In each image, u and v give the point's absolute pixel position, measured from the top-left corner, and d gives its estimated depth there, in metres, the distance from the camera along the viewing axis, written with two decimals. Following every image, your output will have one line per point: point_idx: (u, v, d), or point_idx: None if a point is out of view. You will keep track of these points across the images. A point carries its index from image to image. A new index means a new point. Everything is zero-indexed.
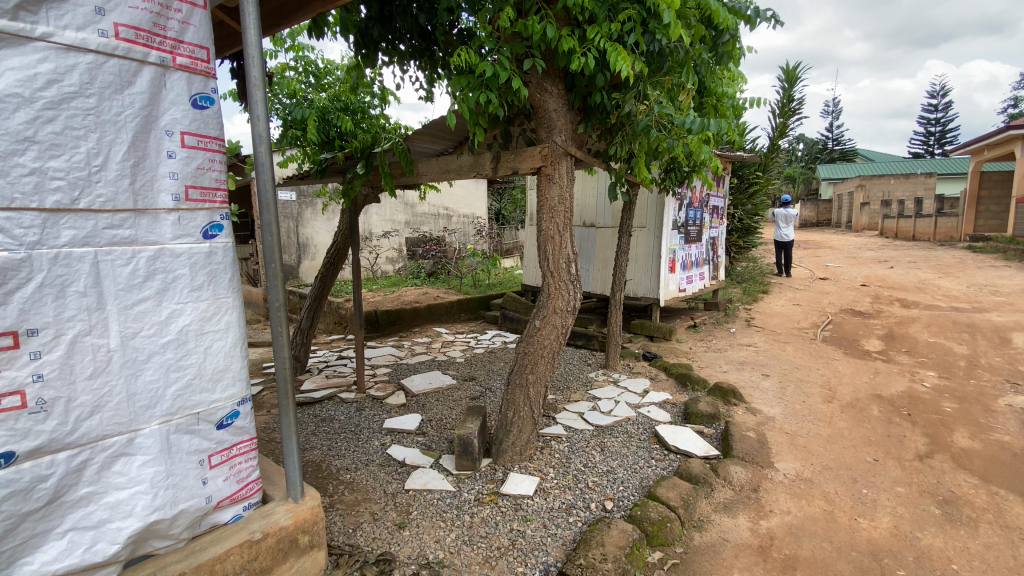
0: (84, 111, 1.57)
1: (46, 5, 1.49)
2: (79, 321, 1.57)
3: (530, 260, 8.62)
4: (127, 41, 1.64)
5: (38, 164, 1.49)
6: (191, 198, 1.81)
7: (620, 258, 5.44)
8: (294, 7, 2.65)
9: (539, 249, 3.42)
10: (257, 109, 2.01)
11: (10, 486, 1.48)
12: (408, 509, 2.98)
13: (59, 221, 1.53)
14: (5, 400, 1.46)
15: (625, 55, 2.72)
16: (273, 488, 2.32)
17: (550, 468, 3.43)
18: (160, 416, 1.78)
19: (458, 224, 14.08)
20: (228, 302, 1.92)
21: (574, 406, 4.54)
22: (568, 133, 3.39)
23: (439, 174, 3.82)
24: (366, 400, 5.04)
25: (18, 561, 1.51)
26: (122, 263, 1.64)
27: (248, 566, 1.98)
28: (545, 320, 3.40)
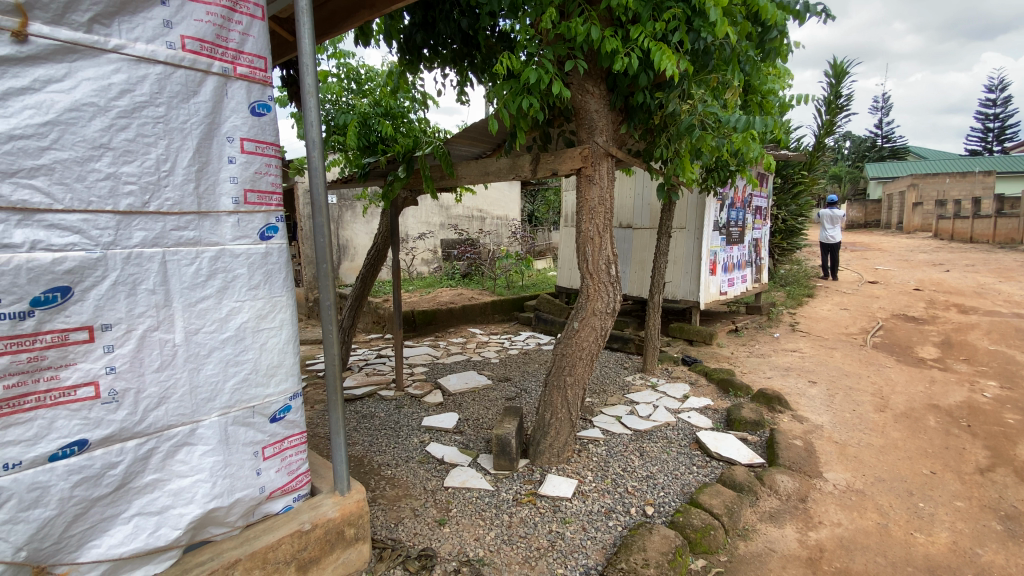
0: (154, 119, 1.67)
1: (118, 19, 1.59)
2: (148, 317, 1.67)
3: (564, 261, 8.57)
4: (192, 52, 1.74)
5: (111, 169, 1.59)
6: (249, 201, 1.90)
7: (658, 260, 5.36)
8: (344, 15, 2.73)
9: (578, 251, 3.40)
10: (311, 115, 2.09)
11: (83, 472, 1.58)
12: (448, 507, 3.02)
13: (131, 222, 1.63)
14: (81, 390, 1.56)
15: (670, 54, 2.68)
16: (320, 481, 2.40)
17: (588, 471, 3.40)
18: (220, 409, 1.87)
19: (492, 226, 14.19)
20: (282, 301, 2.01)
21: (611, 409, 4.50)
22: (610, 134, 3.36)
23: (478, 176, 3.84)
24: (404, 398, 5.13)
25: (88, 543, 1.61)
26: (187, 262, 1.74)
27: (298, 555, 2.06)
28: (583, 322, 3.39)
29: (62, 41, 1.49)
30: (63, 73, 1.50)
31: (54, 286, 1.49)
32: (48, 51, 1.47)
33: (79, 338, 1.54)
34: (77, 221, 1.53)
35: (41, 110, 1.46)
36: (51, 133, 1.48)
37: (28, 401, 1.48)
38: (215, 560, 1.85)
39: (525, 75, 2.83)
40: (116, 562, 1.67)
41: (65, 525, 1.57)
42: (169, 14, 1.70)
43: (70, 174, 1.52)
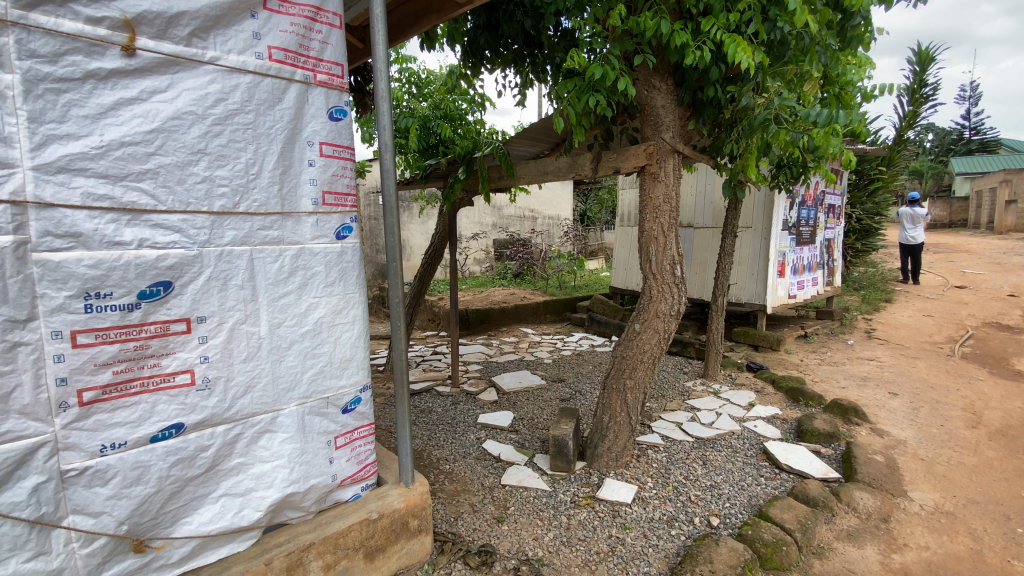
0: (244, 126, 1.78)
1: (214, 32, 1.70)
2: (237, 310, 1.79)
3: (619, 261, 8.42)
4: (278, 61, 1.84)
5: (207, 173, 1.71)
6: (326, 202, 2.00)
7: (723, 261, 5.15)
8: (411, 21, 2.80)
9: (641, 251, 3.33)
10: (384, 119, 2.17)
11: (179, 454, 1.71)
12: (506, 504, 3.05)
13: (223, 222, 1.74)
14: (179, 377, 1.69)
15: (746, 45, 2.58)
16: (386, 472, 2.48)
17: (648, 477, 3.33)
18: (298, 399, 1.98)
19: (544, 226, 14.17)
20: (355, 297, 2.11)
21: (670, 415, 4.38)
22: (677, 130, 3.28)
23: (537, 176, 3.83)
24: (460, 395, 5.22)
25: (180, 520, 1.74)
26: (271, 260, 1.85)
27: (366, 543, 2.15)
28: (645, 324, 3.31)
29: (165, 54, 1.62)
30: (166, 84, 1.63)
31: (157, 281, 1.61)
32: (154, 64, 1.60)
33: (178, 329, 1.67)
34: (177, 221, 1.65)
35: (147, 120, 1.59)
36: (156, 140, 1.61)
37: (133, 386, 1.61)
38: (292, 543, 1.95)
39: (591, 72, 2.79)
40: (204, 539, 1.79)
41: (162, 502, 1.70)
42: (257, 27, 1.80)
43: (172, 177, 1.64)
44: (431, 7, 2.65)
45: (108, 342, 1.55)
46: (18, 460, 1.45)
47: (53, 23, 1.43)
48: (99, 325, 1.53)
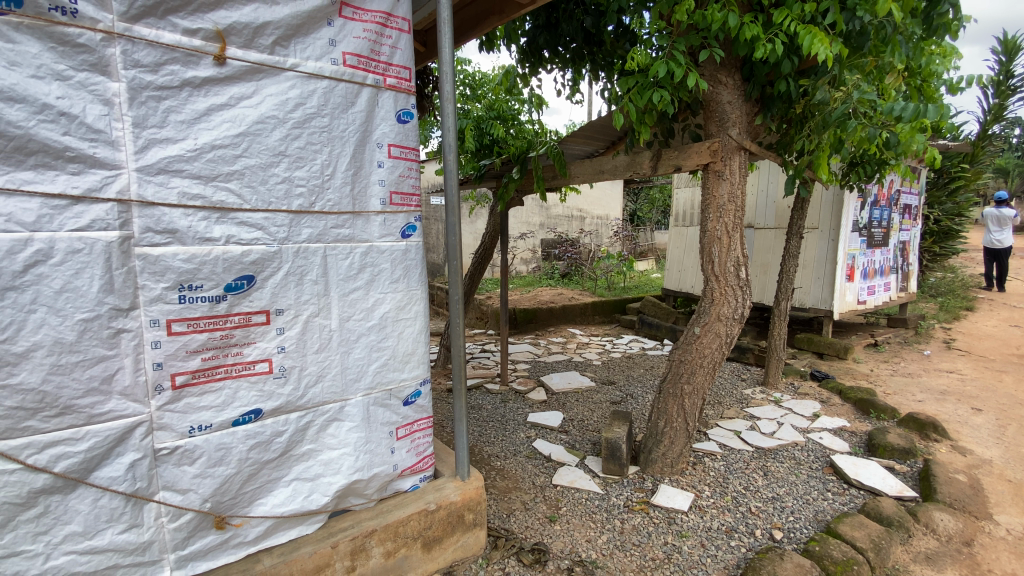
0: (321, 129, 1.87)
1: (294, 40, 1.80)
2: (312, 304, 1.88)
3: (672, 262, 8.20)
4: (351, 67, 1.94)
5: (287, 174, 1.81)
6: (393, 202, 2.09)
7: (788, 263, 4.91)
8: (472, 23, 2.85)
9: (703, 252, 3.25)
10: (449, 120, 2.23)
11: (257, 437, 1.82)
12: (557, 504, 3.04)
13: (301, 221, 1.84)
14: (258, 365, 1.80)
15: (823, 37, 2.47)
16: (443, 465, 2.53)
17: (704, 486, 3.24)
18: (364, 390, 2.07)
19: (593, 226, 14.04)
20: (418, 294, 2.19)
21: (728, 423, 4.23)
22: (743, 126, 3.18)
23: (592, 175, 3.78)
24: (509, 393, 5.25)
25: (257, 501, 1.85)
26: (342, 257, 1.94)
27: (424, 533, 2.21)
28: (706, 328, 3.21)
29: (251, 62, 1.73)
30: (252, 90, 1.73)
31: (242, 274, 1.72)
32: (241, 72, 1.71)
33: (258, 320, 1.78)
34: (260, 219, 1.76)
35: (235, 124, 1.70)
36: (242, 143, 1.71)
37: (219, 372, 1.73)
38: (356, 528, 2.03)
39: (654, 68, 2.73)
40: (277, 519, 1.90)
41: (241, 483, 1.81)
42: (333, 34, 1.90)
43: (256, 178, 1.75)
44: (493, 9, 2.68)
45: (198, 330, 1.67)
46: (118, 438, 1.58)
47: (155, 34, 1.56)
48: (191, 314, 1.65)
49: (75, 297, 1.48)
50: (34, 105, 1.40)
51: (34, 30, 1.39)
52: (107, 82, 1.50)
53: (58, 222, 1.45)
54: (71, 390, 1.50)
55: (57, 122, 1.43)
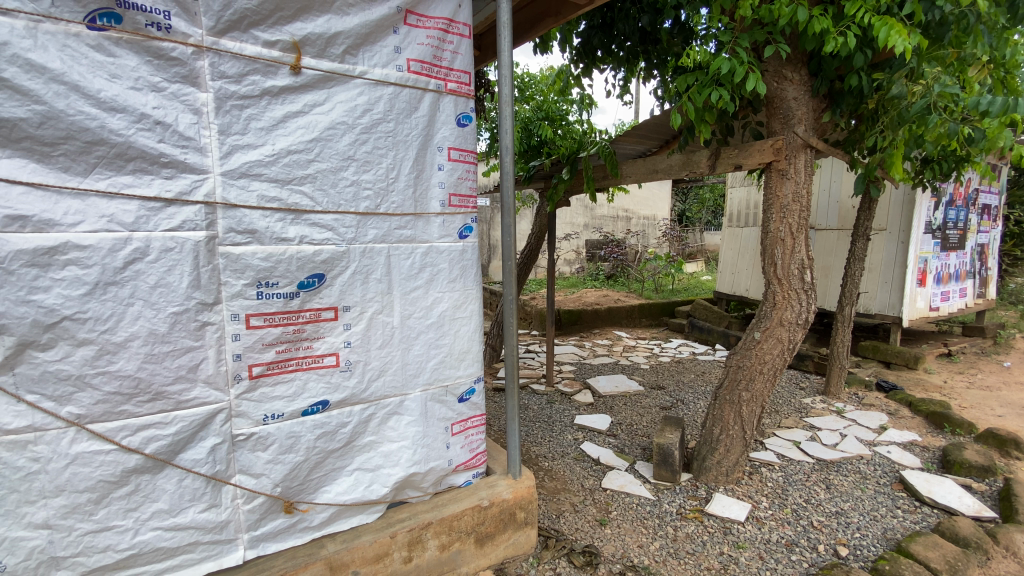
0: (386, 134, 1.96)
1: (363, 49, 1.90)
2: (376, 301, 1.97)
3: (726, 264, 7.93)
4: (415, 73, 2.01)
5: (355, 177, 1.90)
6: (452, 204, 2.16)
7: (853, 266, 4.66)
8: (527, 25, 2.88)
9: (764, 253, 3.14)
10: (507, 123, 2.26)
11: (323, 427, 1.91)
12: (607, 508, 3.02)
13: (367, 222, 1.93)
14: (327, 359, 1.89)
15: (901, 28, 2.34)
16: (495, 462, 2.57)
17: (762, 496, 3.13)
18: (422, 385, 2.14)
19: (638, 226, 13.93)
20: (473, 293, 2.25)
21: (786, 433, 4.06)
22: (810, 123, 3.06)
23: (646, 175, 3.71)
24: (555, 394, 5.24)
25: (322, 488, 1.95)
26: (404, 257, 2.03)
27: (477, 528, 2.25)
28: (766, 332, 3.10)
29: (323, 71, 1.83)
30: (324, 98, 1.83)
31: (313, 272, 1.82)
32: (314, 80, 1.81)
33: (327, 316, 1.87)
34: (330, 220, 1.85)
35: (308, 130, 1.80)
36: (315, 148, 1.81)
37: (291, 364, 1.82)
38: (413, 519, 2.10)
39: (715, 64, 2.66)
40: (340, 507, 1.99)
41: (309, 470, 1.91)
42: (398, 41, 1.98)
43: (327, 181, 1.84)
44: (548, 11, 2.71)
45: (273, 325, 1.78)
46: (201, 423, 1.70)
47: (239, 47, 1.67)
48: (267, 309, 1.75)
49: (167, 292, 1.60)
50: (134, 115, 1.53)
51: (133, 46, 1.52)
52: (196, 92, 1.62)
53: (153, 223, 1.57)
54: (161, 377, 1.62)
55: (154, 131, 1.56)
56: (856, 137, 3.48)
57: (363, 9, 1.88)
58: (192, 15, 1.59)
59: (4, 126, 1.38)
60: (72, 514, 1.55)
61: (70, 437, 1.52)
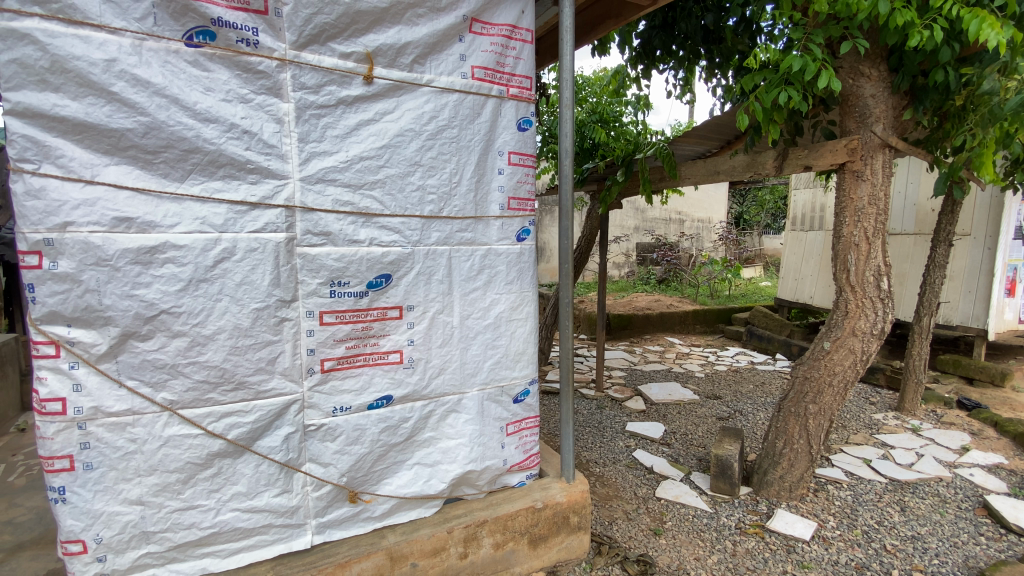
0: (450, 140, 2.02)
1: (430, 58, 1.97)
2: (437, 302, 2.04)
3: (789, 269, 7.55)
4: (478, 79, 2.07)
5: (420, 182, 1.97)
6: (511, 207, 2.19)
7: (932, 274, 4.34)
8: (587, 27, 2.88)
9: (836, 259, 3.00)
10: (567, 126, 2.27)
11: (386, 421, 1.99)
12: (662, 518, 2.96)
13: (430, 225, 2.01)
14: (391, 355, 1.97)
15: (994, 20, 2.17)
16: (548, 465, 2.59)
17: (829, 515, 2.97)
18: (480, 384, 2.18)
19: (692, 229, 13.57)
20: (530, 295, 2.28)
21: (855, 449, 3.84)
22: (889, 122, 2.91)
23: (706, 176, 3.60)
24: (605, 399, 5.17)
25: (384, 480, 2.03)
26: (464, 259, 2.09)
27: (531, 529, 2.26)
28: (837, 342, 2.95)
29: (394, 80, 1.91)
30: (393, 106, 1.91)
31: (381, 273, 1.91)
32: (385, 89, 1.89)
33: (393, 315, 1.96)
34: (397, 223, 1.94)
35: (379, 137, 1.88)
36: (384, 155, 1.90)
37: (359, 360, 1.91)
38: (468, 516, 2.14)
39: (786, 63, 2.56)
40: (401, 499, 2.07)
41: (372, 461, 1.99)
42: (464, 49, 2.04)
43: (395, 186, 1.93)
44: (609, 13, 2.71)
45: (344, 322, 1.87)
46: (277, 412, 1.81)
47: (317, 60, 1.77)
48: (339, 307, 1.85)
49: (250, 289, 1.72)
50: (225, 124, 1.66)
51: (225, 60, 1.64)
52: (279, 103, 1.73)
53: (239, 225, 1.69)
54: (243, 368, 1.74)
55: (242, 139, 1.68)
56: (940, 135, 3.25)
57: (432, 19, 1.95)
58: (277, 30, 1.71)
59: (114, 136, 1.54)
60: (163, 492, 1.69)
61: (163, 420, 1.66)
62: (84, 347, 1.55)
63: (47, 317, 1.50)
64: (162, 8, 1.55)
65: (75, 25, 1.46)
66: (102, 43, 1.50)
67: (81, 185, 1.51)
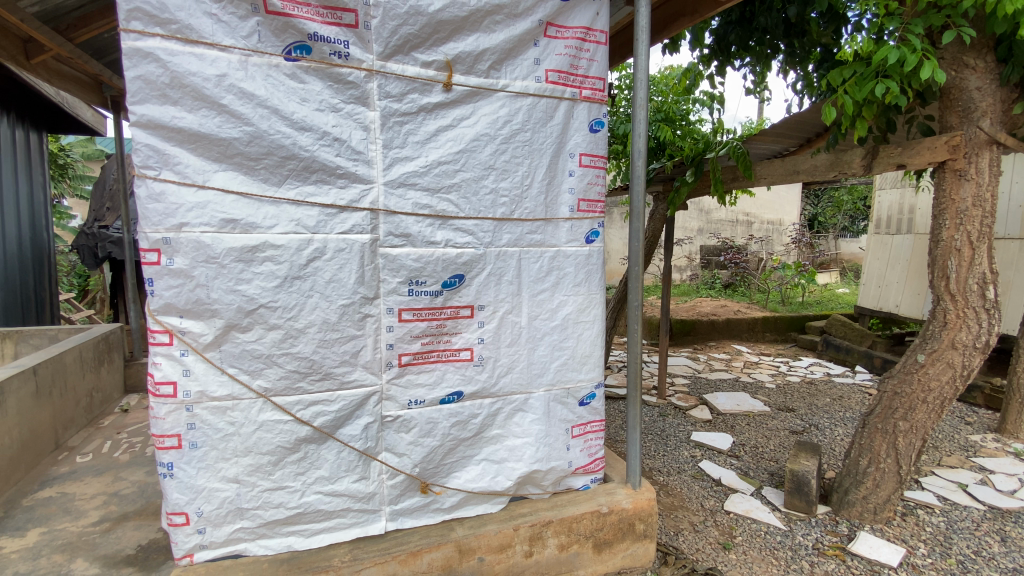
0: (523, 143, 2.05)
1: (506, 63, 2.01)
2: (507, 302, 2.08)
3: (871, 276, 7.02)
4: (552, 82, 2.09)
5: (493, 186, 2.02)
6: (581, 209, 2.19)
7: None
8: (660, 26, 2.85)
9: (934, 265, 2.78)
10: (640, 127, 2.25)
11: (456, 417, 2.05)
12: (732, 532, 2.85)
13: (502, 227, 2.05)
14: (462, 353, 2.03)
15: None
16: (613, 470, 2.56)
17: (919, 542, 2.75)
18: (546, 385, 2.20)
19: (761, 231, 12.95)
20: (597, 298, 2.27)
21: (949, 473, 3.52)
22: (998, 116, 2.66)
23: (784, 176, 3.42)
24: (668, 407, 5.04)
25: (453, 473, 2.09)
26: (534, 260, 2.12)
27: (596, 533, 2.25)
28: (934, 355, 2.72)
29: (471, 86, 1.97)
30: (470, 112, 1.97)
31: (455, 273, 1.98)
32: (462, 95, 1.96)
33: (465, 313, 2.02)
34: (471, 225, 2.00)
35: (456, 142, 1.95)
36: (460, 159, 1.96)
37: (433, 356, 1.99)
38: (533, 515, 2.17)
39: (880, 55, 2.39)
40: (468, 494, 2.12)
41: (442, 455, 2.06)
42: (539, 53, 2.07)
43: (470, 190, 1.99)
44: (684, 11, 2.66)
45: (420, 319, 1.95)
46: (357, 403, 1.91)
47: (401, 69, 1.86)
48: (416, 305, 1.93)
49: (337, 287, 1.83)
50: (317, 133, 1.78)
51: (319, 72, 1.76)
52: (366, 111, 1.83)
53: (329, 226, 1.81)
54: (330, 360, 1.85)
55: (332, 146, 1.80)
56: None
57: (508, 25, 2.00)
58: (366, 42, 1.81)
59: (223, 145, 1.68)
60: (256, 473, 1.83)
61: (258, 406, 1.80)
62: (193, 337, 1.71)
63: (163, 308, 1.67)
64: (266, 25, 1.69)
65: (191, 44, 1.62)
66: (214, 59, 1.65)
67: (194, 189, 1.67)
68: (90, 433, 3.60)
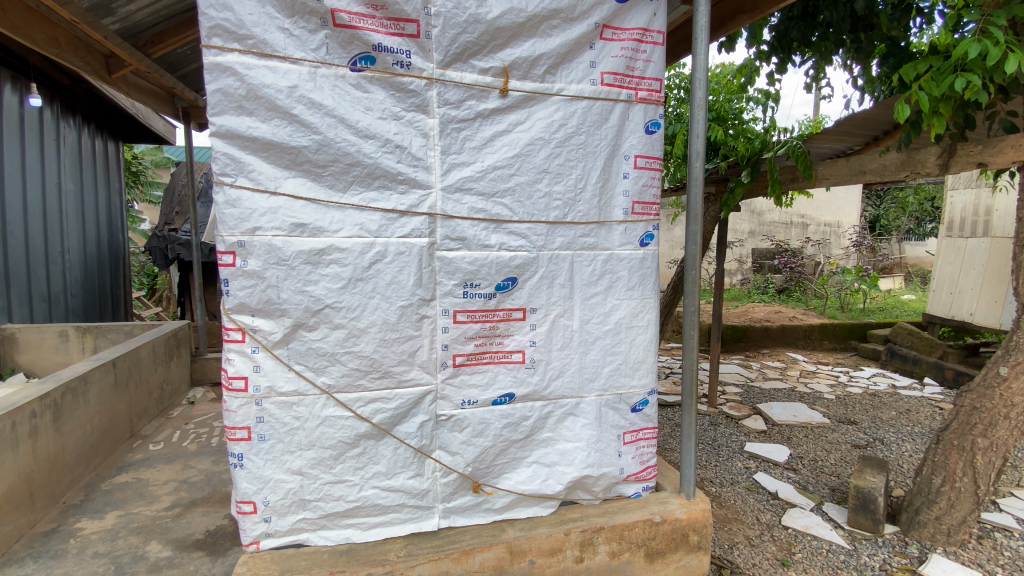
0: (578, 146, 2.05)
1: (562, 67, 2.02)
2: (560, 305, 2.09)
3: (942, 281, 6.57)
4: (608, 85, 2.08)
5: (547, 189, 2.03)
6: (635, 212, 2.17)
7: None
8: (717, 24, 2.79)
9: (1019, 271, 2.58)
10: (698, 127, 2.20)
11: (509, 418, 2.07)
12: (790, 548, 2.73)
13: (555, 231, 2.05)
14: (514, 355, 2.05)
15: None
16: (665, 479, 2.51)
17: (1000, 569, 2.54)
18: (598, 389, 2.19)
19: (817, 233, 12.37)
20: (651, 303, 2.23)
21: None
22: None
23: (849, 176, 3.26)
24: (719, 416, 4.88)
25: (504, 474, 2.11)
26: (587, 263, 2.11)
27: (649, 542, 2.21)
28: (1018, 368, 2.52)
29: (527, 91, 1.99)
30: (525, 116, 1.99)
31: (508, 276, 2.00)
32: (518, 100, 1.98)
33: (517, 316, 2.03)
34: (525, 229, 2.01)
35: (511, 147, 1.97)
36: (515, 163, 1.98)
37: (486, 357, 2.02)
38: (584, 520, 2.15)
39: (959, 48, 2.24)
40: (519, 496, 2.13)
41: (494, 456, 2.08)
42: (594, 56, 2.07)
43: (524, 194, 2.00)
44: (743, 7, 2.60)
45: (475, 321, 1.99)
46: (413, 402, 1.96)
47: (460, 76, 1.90)
48: (470, 306, 1.97)
49: (397, 288, 1.89)
50: (380, 140, 1.84)
51: (382, 82, 1.83)
52: (425, 119, 1.89)
53: (390, 230, 1.87)
54: (388, 359, 1.91)
55: (394, 153, 1.86)
56: None
57: (565, 29, 2.00)
58: (426, 51, 1.86)
59: (292, 153, 1.77)
60: (318, 466, 1.91)
61: (321, 402, 1.88)
62: (263, 334, 1.80)
63: (237, 307, 1.77)
64: (333, 38, 1.77)
65: (265, 57, 1.72)
66: (286, 71, 1.74)
67: (267, 195, 1.76)
68: (161, 423, 3.85)
